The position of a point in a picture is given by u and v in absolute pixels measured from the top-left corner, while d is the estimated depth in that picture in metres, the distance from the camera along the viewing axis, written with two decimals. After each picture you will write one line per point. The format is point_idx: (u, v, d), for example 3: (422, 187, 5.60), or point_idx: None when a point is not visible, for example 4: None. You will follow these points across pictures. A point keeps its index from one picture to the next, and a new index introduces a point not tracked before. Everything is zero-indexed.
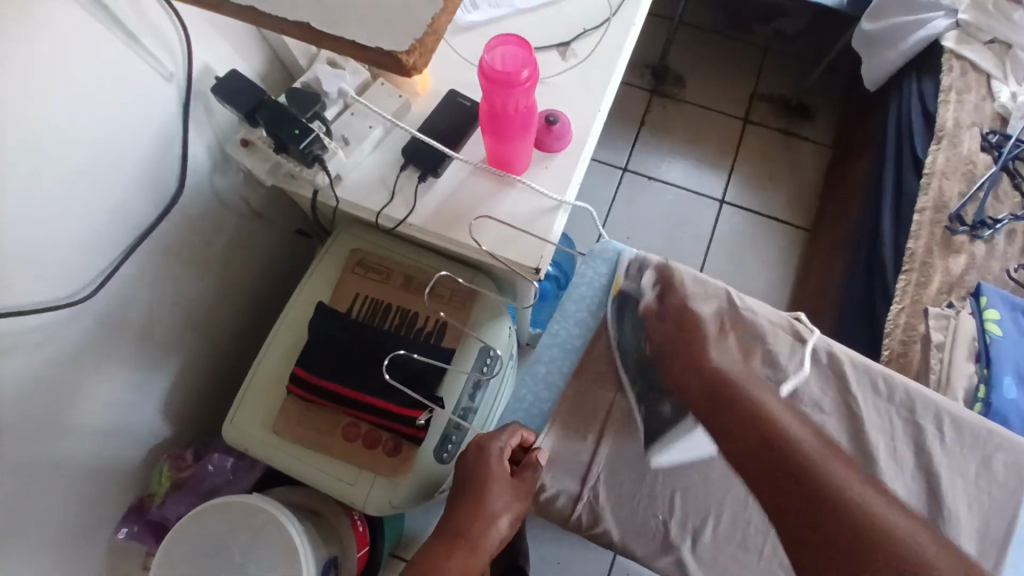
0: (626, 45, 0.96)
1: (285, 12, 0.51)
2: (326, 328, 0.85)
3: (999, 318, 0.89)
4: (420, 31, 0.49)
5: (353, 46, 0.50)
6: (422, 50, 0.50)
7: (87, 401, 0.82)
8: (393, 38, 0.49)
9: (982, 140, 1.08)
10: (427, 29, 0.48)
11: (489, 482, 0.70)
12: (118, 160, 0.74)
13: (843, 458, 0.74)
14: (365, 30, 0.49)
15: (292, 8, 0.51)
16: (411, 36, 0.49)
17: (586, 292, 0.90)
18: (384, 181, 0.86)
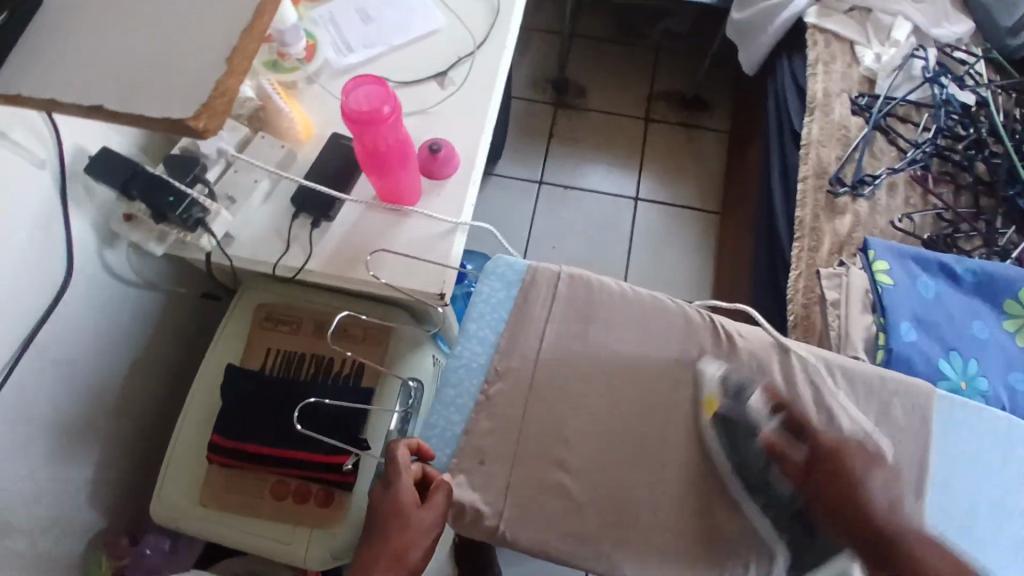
0: (502, 67, 0.97)
1: (82, 97, 0.49)
2: (240, 390, 0.85)
3: (888, 268, 0.94)
4: (205, 97, 0.48)
5: (141, 119, 0.48)
6: (211, 114, 0.48)
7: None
8: (180, 107, 0.48)
9: (853, 105, 1.13)
10: (213, 94, 0.48)
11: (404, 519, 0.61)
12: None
13: None
14: (156, 105, 0.48)
15: (89, 94, 0.49)
16: (196, 102, 0.48)
17: (485, 309, 0.73)
18: (279, 232, 0.86)
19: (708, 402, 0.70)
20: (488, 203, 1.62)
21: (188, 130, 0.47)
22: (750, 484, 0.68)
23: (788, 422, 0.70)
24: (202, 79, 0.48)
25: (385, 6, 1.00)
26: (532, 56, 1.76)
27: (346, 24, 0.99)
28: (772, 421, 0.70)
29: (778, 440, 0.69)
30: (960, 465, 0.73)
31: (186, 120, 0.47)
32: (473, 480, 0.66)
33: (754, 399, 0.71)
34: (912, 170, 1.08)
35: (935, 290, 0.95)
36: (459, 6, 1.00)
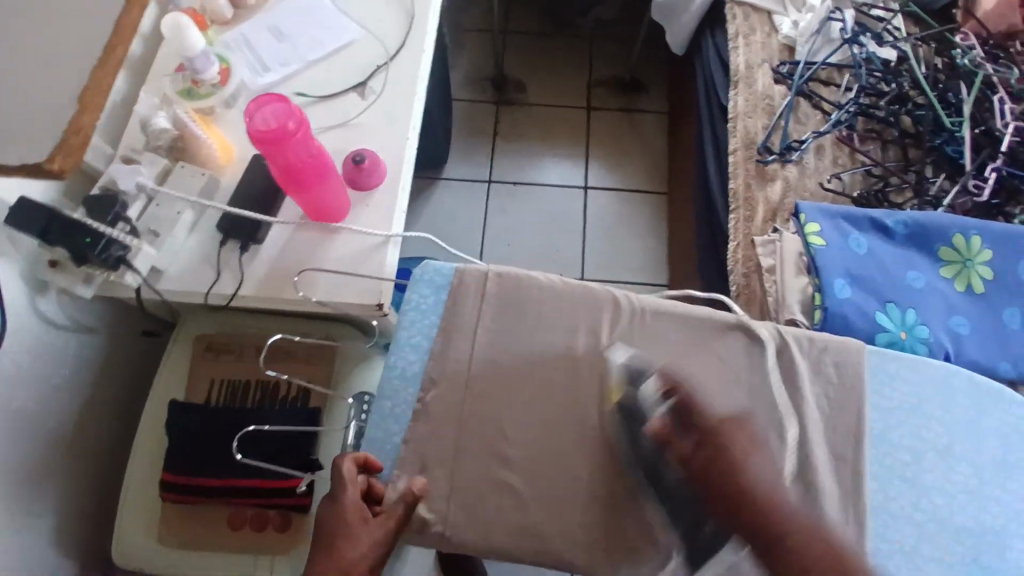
0: (421, 72, 0.96)
1: None
2: (186, 424, 0.84)
3: (819, 230, 0.96)
4: (59, 138, 0.61)
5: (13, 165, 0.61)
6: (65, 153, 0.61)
7: None
8: (38, 150, 0.61)
9: (775, 74, 1.14)
10: (64, 136, 0.61)
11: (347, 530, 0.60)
12: None
13: None
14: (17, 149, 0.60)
15: None
16: (46, 144, 0.61)
17: (415, 317, 0.73)
18: (208, 260, 0.85)
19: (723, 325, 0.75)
20: (437, 208, 1.61)
21: (47, 169, 0.61)
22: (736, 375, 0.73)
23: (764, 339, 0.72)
24: (54, 122, 0.62)
25: (298, 22, 0.99)
26: (467, 57, 1.76)
27: (260, 43, 0.98)
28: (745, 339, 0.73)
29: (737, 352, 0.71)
30: (896, 416, 0.75)
31: (42, 163, 0.60)
32: (417, 487, 0.66)
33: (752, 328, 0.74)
34: (838, 131, 1.09)
35: (868, 245, 0.97)
36: (371, 14, 1.00)
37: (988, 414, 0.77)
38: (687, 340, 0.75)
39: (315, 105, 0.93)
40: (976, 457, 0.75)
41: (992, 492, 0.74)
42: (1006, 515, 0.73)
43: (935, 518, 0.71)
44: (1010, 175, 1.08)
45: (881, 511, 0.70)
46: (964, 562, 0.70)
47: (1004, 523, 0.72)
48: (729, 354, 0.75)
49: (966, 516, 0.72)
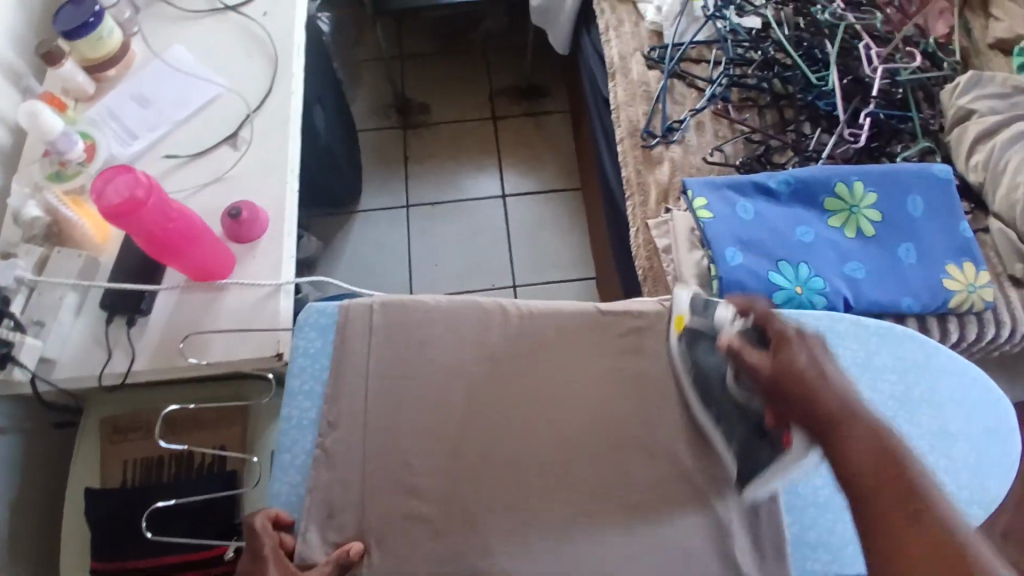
0: (292, 113, 0.96)
1: None
2: (102, 511, 0.81)
3: (706, 203, 0.98)
4: None
5: None
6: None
7: None
8: None
9: (647, 60, 1.17)
10: None
11: None
12: None
13: None
14: None
15: None
16: None
17: (303, 363, 0.72)
18: (98, 340, 0.83)
19: (678, 318, 0.74)
20: (361, 242, 1.60)
21: None
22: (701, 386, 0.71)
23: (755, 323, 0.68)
24: None
25: (161, 85, 0.99)
26: (367, 88, 1.76)
27: (125, 113, 0.98)
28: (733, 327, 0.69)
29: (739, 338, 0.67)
30: None
31: None
32: (327, 534, 0.65)
33: (719, 313, 0.72)
34: (714, 105, 1.13)
35: (754, 211, 0.99)
36: (236, 67, 1.00)
37: (878, 352, 0.80)
38: (583, 333, 0.75)
39: (187, 164, 0.93)
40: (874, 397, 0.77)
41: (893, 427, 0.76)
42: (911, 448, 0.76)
43: None
44: (887, 116, 1.13)
45: (790, 468, 0.71)
46: None
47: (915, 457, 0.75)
48: (626, 338, 0.75)
49: None
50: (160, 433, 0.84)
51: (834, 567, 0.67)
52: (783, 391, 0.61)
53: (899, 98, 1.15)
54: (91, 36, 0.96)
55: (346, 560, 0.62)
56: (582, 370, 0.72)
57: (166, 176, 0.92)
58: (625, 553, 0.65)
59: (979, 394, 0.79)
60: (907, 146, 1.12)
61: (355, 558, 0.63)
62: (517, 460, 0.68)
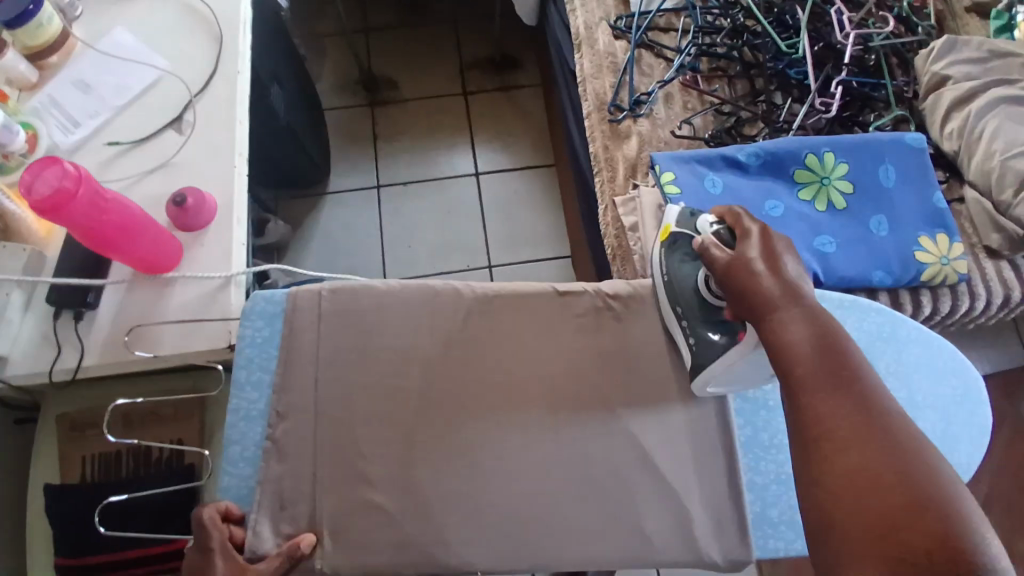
0: (241, 95, 0.92)
1: None
2: (59, 510, 0.80)
3: (674, 178, 0.96)
4: None
5: None
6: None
7: None
8: None
9: (614, 30, 1.13)
10: None
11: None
12: None
13: None
14: None
15: None
16: None
17: (250, 353, 0.69)
18: (47, 338, 0.80)
19: (664, 229, 0.76)
20: (332, 225, 1.57)
21: None
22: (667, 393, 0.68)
23: (730, 227, 0.66)
24: None
25: (101, 69, 0.95)
26: (332, 63, 1.71)
27: (66, 98, 0.93)
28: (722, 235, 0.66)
29: (715, 239, 0.66)
30: None
31: None
32: (281, 527, 0.63)
33: (704, 223, 0.70)
34: (682, 76, 1.09)
35: (722, 184, 0.97)
36: (179, 47, 0.95)
37: (845, 326, 0.79)
38: (543, 316, 0.73)
39: (131, 150, 0.89)
40: None
41: None
42: None
43: None
44: (860, 84, 1.11)
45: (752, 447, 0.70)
46: None
47: None
48: (586, 320, 0.73)
49: None
50: (112, 429, 0.82)
51: (797, 547, 0.67)
52: (747, 295, 0.60)
53: (872, 65, 1.12)
54: (31, 25, 0.91)
55: (296, 553, 0.61)
56: (538, 352, 0.71)
57: (110, 164, 0.88)
58: (586, 538, 0.64)
59: (946, 363, 0.79)
60: (881, 115, 1.10)
61: (306, 550, 0.61)
62: (476, 446, 0.67)
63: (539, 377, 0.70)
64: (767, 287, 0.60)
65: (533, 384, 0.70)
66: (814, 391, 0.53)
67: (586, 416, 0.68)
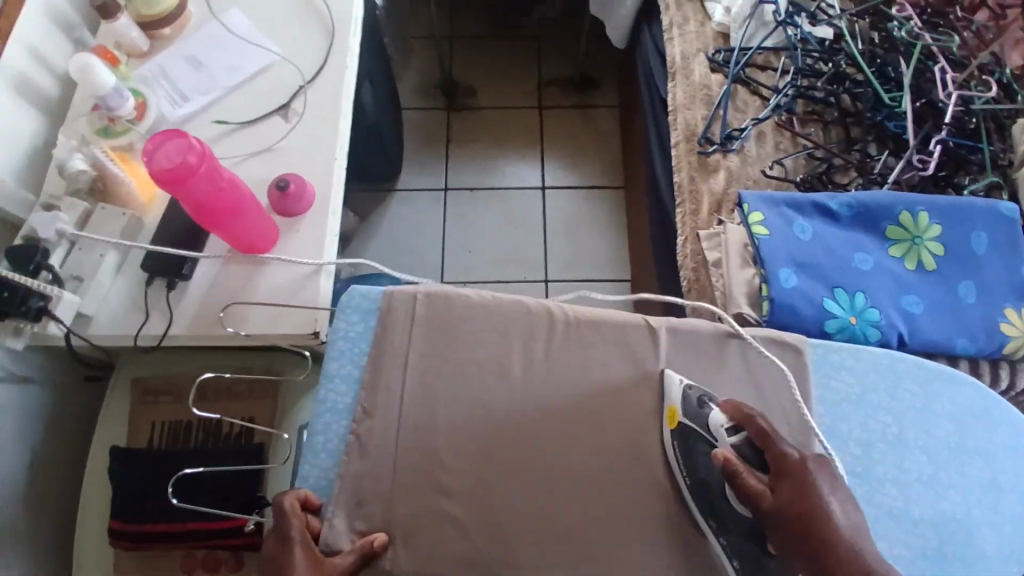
0: (346, 89, 0.95)
1: None
2: (127, 473, 0.82)
3: (763, 219, 0.94)
4: None
5: None
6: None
7: None
8: None
9: (710, 62, 1.13)
10: None
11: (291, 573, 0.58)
12: None
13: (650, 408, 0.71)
14: None
15: None
16: None
17: (343, 347, 0.71)
18: (135, 303, 0.83)
19: (671, 412, 0.67)
20: (396, 222, 1.59)
21: None
22: (695, 483, 0.65)
23: (752, 439, 0.61)
24: None
25: (214, 49, 0.97)
26: (414, 65, 1.74)
27: (176, 73, 0.96)
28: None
29: (737, 456, 0.60)
30: (844, 409, 0.73)
31: None
32: (355, 523, 0.64)
33: (714, 414, 0.64)
34: (777, 116, 1.08)
35: (812, 231, 0.95)
36: (291, 36, 0.98)
37: (939, 397, 0.76)
38: (630, 345, 0.72)
39: (238, 131, 0.91)
40: (928, 443, 0.74)
41: (942, 472, 0.73)
42: (959, 498, 0.72)
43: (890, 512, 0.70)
44: (957, 144, 1.07)
45: None
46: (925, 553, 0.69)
47: (963, 509, 0.72)
48: (673, 356, 0.72)
49: (924, 507, 0.71)
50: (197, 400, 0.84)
51: None
52: (778, 500, 0.57)
53: (971, 128, 1.08)
54: None
55: (370, 550, 0.61)
56: (622, 380, 0.70)
57: (216, 142, 0.91)
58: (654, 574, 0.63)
59: None
60: (975, 180, 1.07)
61: (378, 550, 0.62)
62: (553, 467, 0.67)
63: (623, 406, 0.69)
64: (774, 487, 0.57)
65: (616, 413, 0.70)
66: (836, 551, 0.54)
67: (667, 453, 0.67)
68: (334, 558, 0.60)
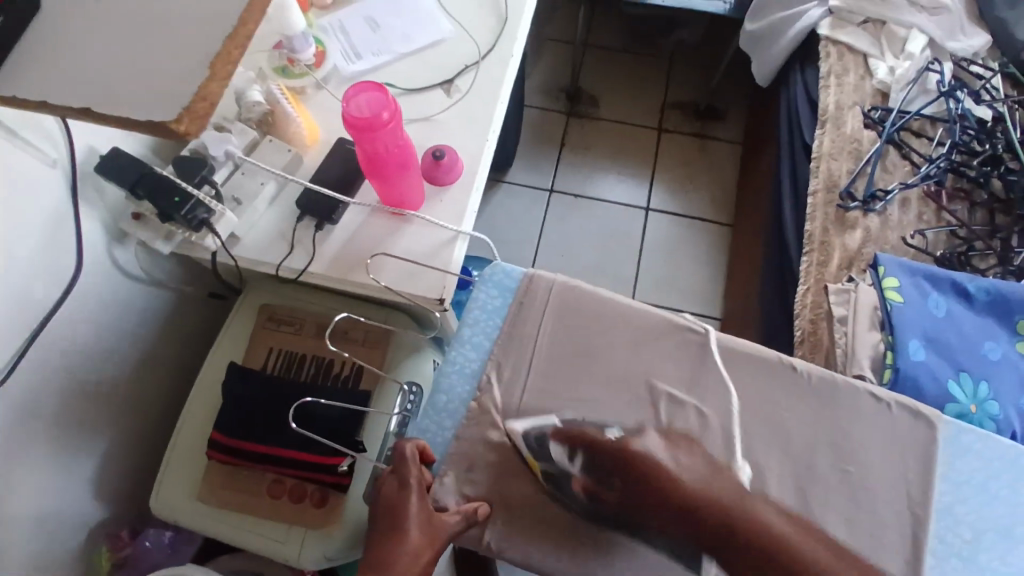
0: (507, 76, 0.97)
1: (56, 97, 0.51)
2: (240, 390, 0.86)
3: (898, 285, 0.92)
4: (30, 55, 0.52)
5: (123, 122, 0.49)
6: (193, 116, 0.48)
7: (14, 493, 0.80)
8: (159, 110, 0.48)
9: (865, 118, 1.11)
10: None
11: (404, 515, 0.62)
12: (18, 239, 0.74)
13: (765, 446, 0.70)
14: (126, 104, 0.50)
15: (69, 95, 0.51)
16: None
17: (479, 317, 0.76)
18: (282, 235, 0.87)
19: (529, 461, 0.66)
20: (498, 211, 1.62)
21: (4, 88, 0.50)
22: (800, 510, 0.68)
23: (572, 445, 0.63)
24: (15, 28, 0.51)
25: (393, 13, 1.02)
26: (546, 64, 1.77)
27: (356, 30, 1.01)
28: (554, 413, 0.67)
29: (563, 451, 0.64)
30: (964, 490, 0.71)
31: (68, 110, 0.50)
32: (463, 485, 0.68)
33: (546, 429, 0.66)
34: (925, 185, 1.06)
35: (947, 308, 0.92)
36: (465, 16, 1.01)
37: None
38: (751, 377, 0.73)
39: (404, 96, 0.95)
40: None
41: None
42: None
43: None
44: None
45: None
46: None
47: None
48: (796, 395, 0.73)
49: None
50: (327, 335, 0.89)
51: None
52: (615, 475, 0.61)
53: None
54: None
55: (473, 518, 0.64)
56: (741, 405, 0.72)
57: None
58: None
59: None
60: None
61: (480, 520, 0.65)
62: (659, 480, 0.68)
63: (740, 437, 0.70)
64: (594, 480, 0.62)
65: (731, 442, 0.70)
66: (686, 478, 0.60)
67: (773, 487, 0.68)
68: (444, 515, 0.63)
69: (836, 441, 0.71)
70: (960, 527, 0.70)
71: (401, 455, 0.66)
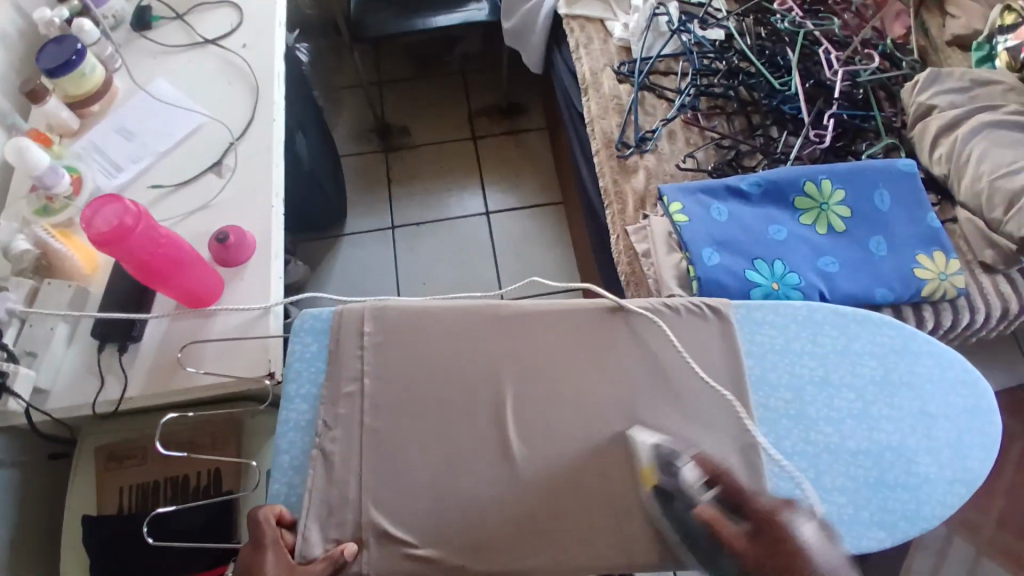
0: (276, 140, 0.99)
1: None
2: (99, 539, 0.82)
3: (681, 207, 1.01)
4: None
5: None
6: None
7: None
8: None
9: (618, 74, 1.22)
10: None
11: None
12: None
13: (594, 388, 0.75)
14: None
15: None
16: None
17: (300, 367, 0.76)
18: (91, 370, 0.84)
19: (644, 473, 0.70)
20: (348, 265, 1.62)
21: None
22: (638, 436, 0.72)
23: (712, 481, 0.66)
24: None
25: (142, 118, 1.01)
26: (347, 113, 1.80)
27: (109, 146, 0.99)
28: (704, 492, 0.66)
29: (715, 511, 0.65)
30: (770, 357, 0.79)
31: None
32: (329, 533, 0.68)
33: (686, 471, 0.68)
34: (684, 114, 1.18)
35: (728, 212, 1.02)
36: (216, 98, 1.03)
37: (856, 338, 0.82)
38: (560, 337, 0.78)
39: (174, 193, 0.95)
40: (855, 383, 0.79)
41: (869, 405, 0.78)
42: (890, 429, 0.77)
43: (827, 447, 0.75)
44: (850, 116, 1.15)
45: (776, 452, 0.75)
46: (867, 481, 0.74)
47: (897, 438, 0.77)
48: (611, 333, 0.79)
49: (859, 439, 0.76)
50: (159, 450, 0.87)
51: None
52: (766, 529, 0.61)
53: (861, 98, 1.17)
54: (74, 73, 0.97)
55: (339, 560, 0.65)
56: (556, 357, 0.77)
57: (155, 205, 0.94)
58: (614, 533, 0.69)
59: (956, 374, 0.81)
60: (872, 144, 1.14)
61: (349, 558, 0.66)
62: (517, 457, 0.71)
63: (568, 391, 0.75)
64: (749, 538, 0.62)
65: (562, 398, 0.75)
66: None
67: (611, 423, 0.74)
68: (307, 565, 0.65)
69: (650, 362, 0.77)
70: (781, 388, 0.78)
71: (257, 519, 0.67)
